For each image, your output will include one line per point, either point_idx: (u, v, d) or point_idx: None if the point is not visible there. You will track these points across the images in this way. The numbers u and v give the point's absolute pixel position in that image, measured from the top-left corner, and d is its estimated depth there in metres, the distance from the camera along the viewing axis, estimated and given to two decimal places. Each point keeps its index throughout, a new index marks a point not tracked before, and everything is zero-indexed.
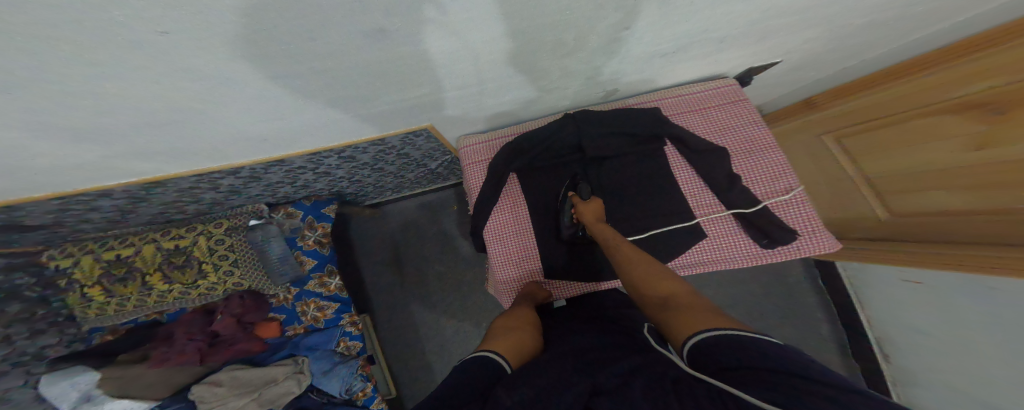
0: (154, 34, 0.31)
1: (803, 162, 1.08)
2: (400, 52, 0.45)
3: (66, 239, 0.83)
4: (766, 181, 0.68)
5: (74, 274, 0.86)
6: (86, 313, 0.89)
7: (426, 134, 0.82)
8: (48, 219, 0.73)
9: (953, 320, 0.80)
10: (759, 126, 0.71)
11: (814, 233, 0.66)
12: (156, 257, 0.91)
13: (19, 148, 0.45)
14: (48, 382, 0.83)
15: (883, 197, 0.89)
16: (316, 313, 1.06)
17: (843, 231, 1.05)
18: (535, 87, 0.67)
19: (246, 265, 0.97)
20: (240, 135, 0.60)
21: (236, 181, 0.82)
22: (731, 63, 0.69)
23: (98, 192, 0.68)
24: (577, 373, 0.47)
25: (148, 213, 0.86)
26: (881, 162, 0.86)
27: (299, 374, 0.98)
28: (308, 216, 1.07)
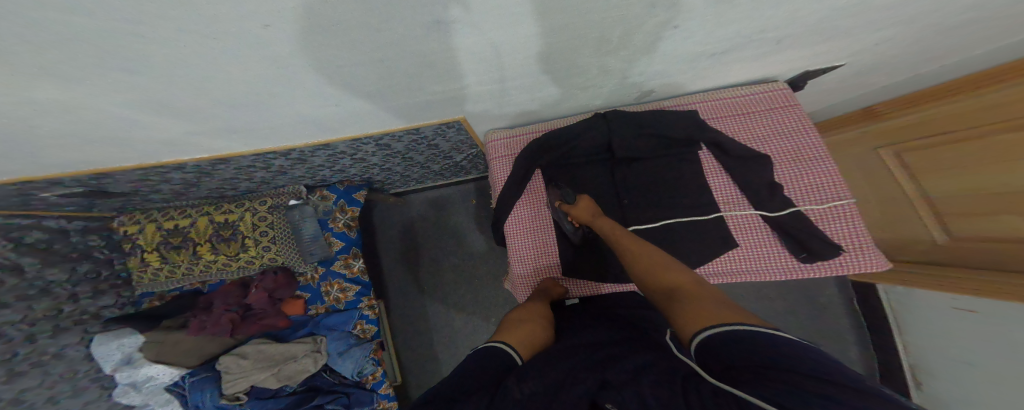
0: (257, 28, 0.38)
1: (857, 176, 1.02)
2: (445, 45, 0.48)
3: (136, 208, 1.00)
4: (808, 191, 0.65)
5: (141, 240, 1.01)
6: (142, 277, 1.03)
7: (458, 127, 0.83)
8: (128, 188, 0.87)
9: (994, 350, 0.73)
10: (810, 134, 0.68)
11: (860, 250, 0.62)
12: (207, 230, 1.02)
13: (120, 117, 0.53)
14: (100, 341, 0.96)
15: (943, 220, 0.83)
16: (339, 294, 1.09)
17: (900, 252, 0.99)
18: (564, 86, 0.67)
19: (282, 242, 1.02)
20: (294, 117, 0.65)
21: (286, 163, 0.88)
22: (786, 64, 0.67)
23: (174, 165, 0.78)
24: (588, 367, 0.47)
25: (208, 188, 0.97)
26: (943, 181, 0.80)
27: (316, 353, 1.02)
28: (341, 200, 1.10)
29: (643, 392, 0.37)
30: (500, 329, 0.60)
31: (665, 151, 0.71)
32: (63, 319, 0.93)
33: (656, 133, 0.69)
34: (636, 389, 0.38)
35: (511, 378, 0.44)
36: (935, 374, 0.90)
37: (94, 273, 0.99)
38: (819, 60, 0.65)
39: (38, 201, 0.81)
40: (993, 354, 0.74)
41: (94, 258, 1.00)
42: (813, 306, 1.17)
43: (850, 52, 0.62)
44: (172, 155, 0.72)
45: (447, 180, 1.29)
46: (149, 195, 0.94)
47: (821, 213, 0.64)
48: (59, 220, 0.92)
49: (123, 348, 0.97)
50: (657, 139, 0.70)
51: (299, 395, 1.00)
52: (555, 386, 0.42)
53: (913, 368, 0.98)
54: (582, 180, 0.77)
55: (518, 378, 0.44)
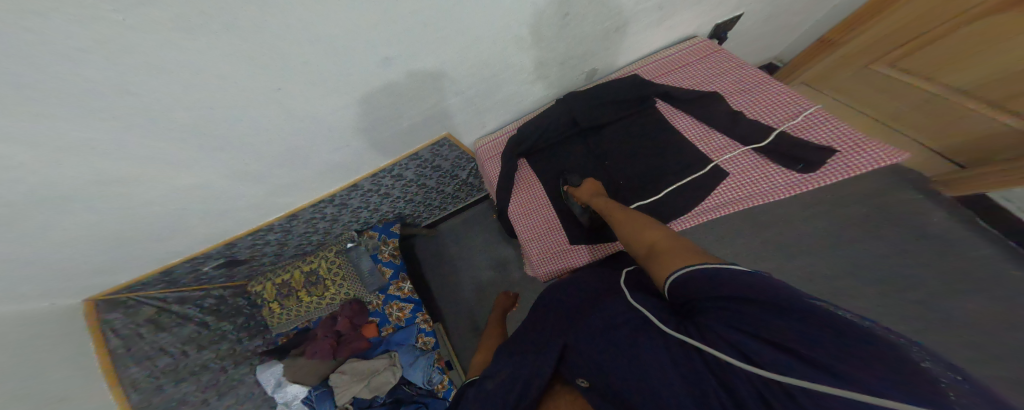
0: (272, 91, 0.49)
1: (876, 95, 0.95)
2: (414, 73, 0.57)
3: (255, 274, 1.31)
4: (772, 109, 0.62)
5: (265, 295, 1.31)
6: (276, 321, 1.32)
7: (449, 144, 0.88)
8: (248, 255, 1.15)
9: None
10: (745, 68, 0.68)
11: (857, 147, 0.54)
12: (300, 279, 1.30)
13: (210, 188, 0.68)
14: (262, 369, 1.24)
15: (1002, 105, 0.75)
16: (399, 314, 1.28)
17: (966, 154, 0.86)
18: (518, 86, 0.71)
19: (350, 278, 1.27)
20: (313, 168, 0.75)
21: (333, 210, 1.07)
22: (693, 21, 0.70)
23: (266, 227, 0.99)
24: (560, 327, 0.49)
25: (294, 246, 1.23)
26: (968, 70, 0.75)
27: (393, 366, 1.21)
28: (382, 235, 1.31)
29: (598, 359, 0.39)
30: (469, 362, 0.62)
31: (622, 112, 0.70)
32: (236, 356, 1.22)
33: (613, 100, 0.70)
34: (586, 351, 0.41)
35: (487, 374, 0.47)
36: None
37: (246, 322, 1.30)
38: (712, 18, 0.72)
39: (203, 277, 1.14)
40: None
41: (246, 312, 1.31)
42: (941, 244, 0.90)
43: None
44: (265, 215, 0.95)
45: (464, 203, 1.45)
46: (261, 260, 1.23)
47: (794, 124, 0.59)
48: (221, 289, 1.24)
49: (276, 374, 1.23)
50: (619, 104, 0.70)
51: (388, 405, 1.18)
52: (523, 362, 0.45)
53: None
54: (558, 162, 0.77)
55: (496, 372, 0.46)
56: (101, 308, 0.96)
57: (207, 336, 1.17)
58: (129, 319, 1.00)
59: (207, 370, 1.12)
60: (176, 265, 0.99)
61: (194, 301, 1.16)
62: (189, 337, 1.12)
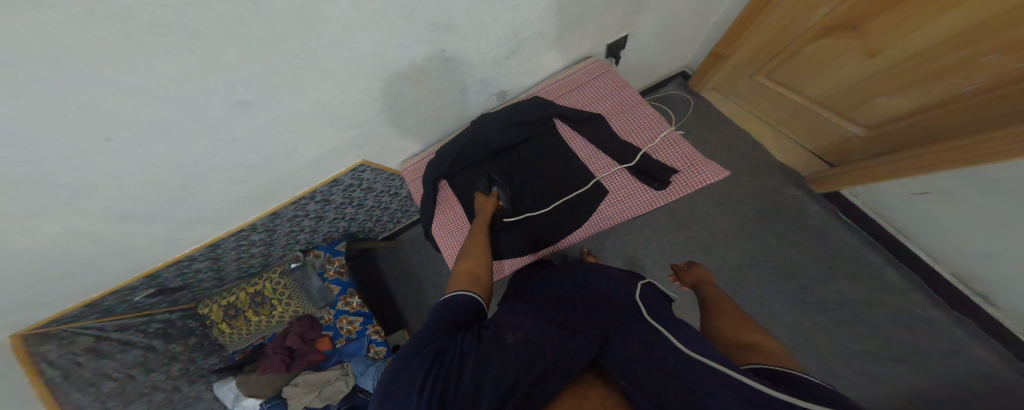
0: (101, 142, 0.45)
1: (763, 102, 1.06)
2: (278, 114, 0.57)
3: (201, 297, 1.24)
4: (638, 130, 0.68)
5: (213, 317, 1.24)
6: (228, 339, 1.27)
7: (369, 168, 0.89)
8: (182, 282, 1.08)
9: (1000, 225, 0.67)
10: (625, 88, 0.72)
11: (694, 166, 0.62)
12: (246, 300, 1.24)
13: (95, 237, 0.65)
14: (218, 385, 1.20)
15: (844, 115, 0.87)
16: (348, 326, 1.28)
17: (830, 156, 0.98)
18: (421, 108, 0.73)
19: (298, 297, 1.24)
20: (211, 202, 0.73)
21: (262, 236, 1.02)
22: (585, 44, 0.76)
23: (185, 258, 0.94)
24: (587, 320, 0.50)
25: (233, 268, 1.16)
26: (818, 84, 0.87)
27: (346, 375, 1.22)
28: (327, 254, 1.27)
29: (641, 370, 0.39)
30: None
31: (531, 132, 0.73)
32: (189, 375, 1.16)
33: (519, 122, 0.73)
34: (624, 362, 0.42)
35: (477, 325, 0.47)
36: (972, 269, 0.79)
37: (200, 342, 1.23)
38: (596, 42, 0.77)
39: (144, 304, 1.06)
40: (1003, 226, 0.67)
41: (200, 332, 1.24)
42: (821, 234, 1.01)
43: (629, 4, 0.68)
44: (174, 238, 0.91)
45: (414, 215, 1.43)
46: (200, 285, 1.16)
47: (654, 144, 0.66)
48: (166, 313, 1.17)
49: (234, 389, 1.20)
50: (525, 125, 0.73)
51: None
52: (537, 344, 0.43)
53: (958, 271, 0.84)
54: (469, 183, 0.80)
55: (498, 335, 0.44)
56: (30, 342, 0.87)
57: (155, 359, 1.10)
58: (64, 350, 0.92)
59: (159, 390, 1.06)
60: (100, 298, 0.91)
61: (140, 326, 1.09)
62: (134, 361, 1.05)
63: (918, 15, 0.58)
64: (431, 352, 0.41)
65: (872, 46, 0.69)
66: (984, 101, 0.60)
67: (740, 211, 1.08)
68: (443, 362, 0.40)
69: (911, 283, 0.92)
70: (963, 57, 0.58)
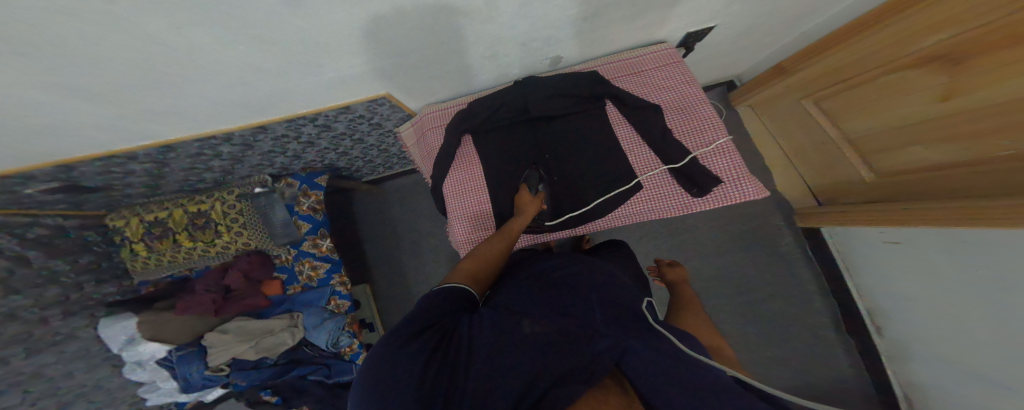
0: (105, 4, 0.35)
1: (795, 130, 1.07)
2: (323, 25, 0.47)
3: (121, 206, 1.08)
4: (695, 135, 0.73)
5: (129, 234, 1.09)
6: (137, 266, 1.12)
7: (388, 103, 0.81)
8: (104, 183, 0.92)
9: (940, 282, 0.80)
10: (692, 85, 0.75)
11: (739, 180, 0.70)
12: (183, 220, 1.09)
13: (34, 108, 0.52)
14: (107, 324, 1.06)
15: (867, 158, 0.88)
16: (310, 272, 1.16)
17: (833, 196, 1.04)
18: (469, 57, 0.66)
19: (251, 226, 1.09)
20: (203, 99, 0.63)
21: (233, 148, 0.91)
22: (664, 28, 0.71)
23: (126, 154, 0.80)
24: (605, 319, 0.45)
25: (175, 180, 1.02)
26: (862, 121, 0.85)
27: (293, 327, 1.14)
28: (303, 186, 1.14)
29: (666, 382, 0.36)
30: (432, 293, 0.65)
31: (578, 106, 0.74)
32: (74, 304, 1.02)
33: (574, 92, 0.73)
34: (647, 369, 0.37)
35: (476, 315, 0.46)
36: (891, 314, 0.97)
37: (97, 262, 1.09)
38: (683, 24, 0.70)
39: (35, 202, 0.90)
40: (941, 285, 0.80)
41: (100, 250, 1.10)
42: (776, 261, 1.19)
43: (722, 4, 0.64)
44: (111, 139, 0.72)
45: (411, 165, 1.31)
46: (128, 192, 1.01)
47: (707, 151, 0.71)
48: (57, 219, 0.98)
49: (127, 330, 1.06)
50: (573, 98, 0.74)
51: (283, 366, 1.16)
52: (548, 342, 0.40)
53: (872, 309, 1.04)
54: (503, 144, 0.80)
55: (503, 330, 0.42)
56: None
57: (24, 275, 0.91)
58: None
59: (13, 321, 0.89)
60: None
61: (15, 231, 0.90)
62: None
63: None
64: (428, 338, 0.41)
65: (951, 87, 0.65)
66: (1008, 171, 0.61)
67: (719, 229, 1.22)
68: (443, 352, 0.40)
69: (828, 312, 1.14)
70: (1022, 121, 0.56)
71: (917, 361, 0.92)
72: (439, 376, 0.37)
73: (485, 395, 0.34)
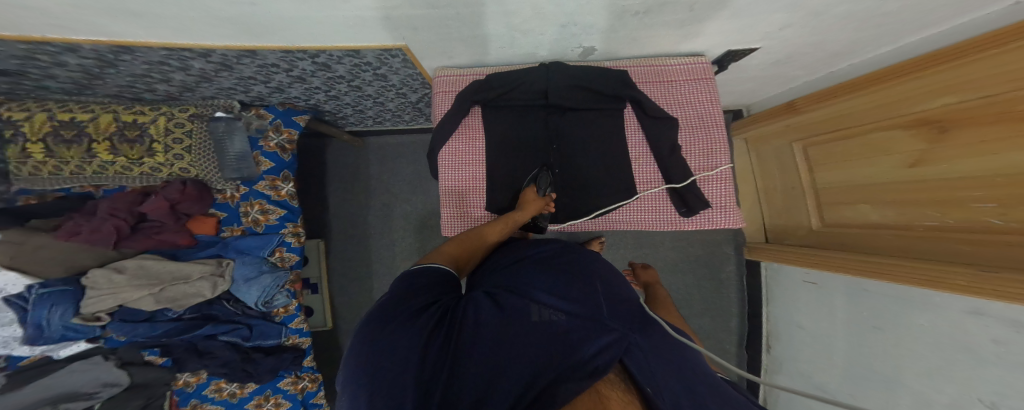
0: None
1: (774, 170, 1.20)
2: None
3: (30, 93, 0.87)
4: (702, 157, 0.83)
5: (22, 129, 0.83)
6: (16, 170, 0.84)
7: (403, 56, 0.75)
8: (13, 68, 0.75)
9: (826, 316, 0.99)
10: (712, 105, 0.83)
11: (725, 208, 0.83)
12: (109, 128, 0.90)
13: None
14: None
15: (822, 207, 1.02)
16: (258, 216, 1.04)
17: (781, 236, 1.21)
18: (505, 26, 0.65)
19: (199, 153, 0.93)
20: (199, 10, 0.55)
21: (207, 66, 0.79)
22: (706, 43, 0.76)
23: (65, 44, 0.66)
24: (611, 318, 0.48)
25: (116, 83, 0.87)
26: (831, 173, 0.97)
27: (216, 277, 0.98)
28: (277, 120, 1.02)
29: (664, 382, 0.39)
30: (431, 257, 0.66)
31: (590, 104, 0.82)
32: None
33: (592, 89, 0.80)
34: (647, 366, 0.41)
35: (480, 304, 0.52)
36: (781, 339, 1.19)
37: None
38: (734, 37, 0.71)
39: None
40: (826, 319, 0.99)
41: None
42: (715, 285, 1.38)
43: (757, 37, 0.70)
44: (29, 22, 0.57)
45: (407, 125, 1.23)
46: (44, 82, 0.83)
47: (707, 176, 0.82)
48: None
49: None
50: (589, 93, 0.81)
51: (187, 322, 0.98)
52: (553, 335, 0.44)
53: (770, 333, 1.25)
54: (517, 124, 0.84)
55: (508, 320, 0.47)
56: None
57: None
58: None
59: None
60: None
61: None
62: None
63: (984, 148, 0.60)
64: (431, 324, 0.46)
65: (923, 156, 0.72)
66: (926, 237, 0.73)
67: (678, 251, 1.36)
68: (445, 339, 0.45)
69: (738, 332, 1.37)
70: (966, 198, 0.64)
71: (782, 375, 1.16)
72: (440, 362, 0.41)
73: (487, 379, 0.38)
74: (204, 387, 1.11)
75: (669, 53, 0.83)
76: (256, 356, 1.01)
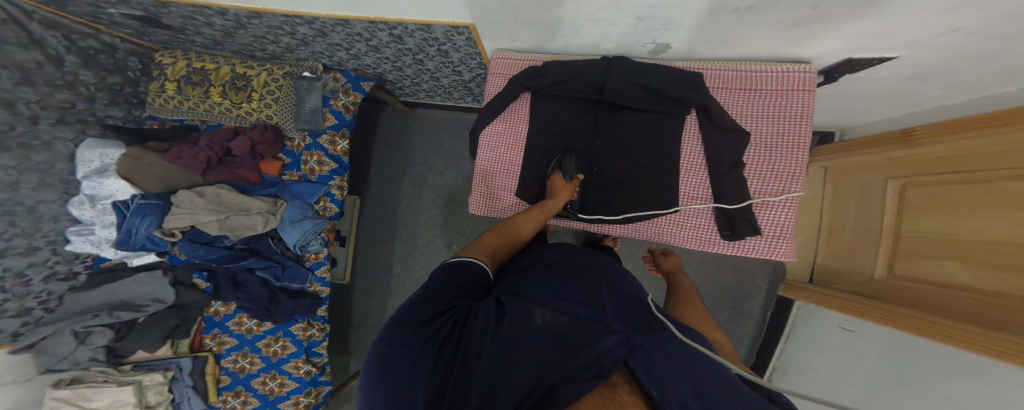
0: None
1: (849, 208, 0.99)
2: None
3: (177, 46, 1.14)
4: (768, 180, 0.74)
5: (169, 70, 1.11)
6: (154, 100, 1.13)
7: (468, 35, 0.82)
8: (178, 25, 0.99)
9: (852, 362, 0.89)
10: (802, 122, 0.72)
11: (778, 239, 0.75)
12: (225, 76, 1.08)
13: None
14: (90, 146, 1.06)
15: (895, 256, 0.83)
16: (315, 166, 1.14)
17: (831, 281, 1.02)
18: (576, 13, 0.67)
19: (285, 106, 1.08)
20: None
21: (308, 32, 0.91)
22: (813, 47, 0.66)
23: (219, 9, 0.85)
24: (616, 319, 0.46)
25: (241, 43, 1.06)
26: (925, 221, 0.76)
27: (270, 214, 1.08)
28: (347, 84, 1.11)
29: (676, 385, 0.37)
30: (467, 247, 0.65)
31: (651, 105, 0.79)
32: (74, 115, 1.07)
33: (659, 91, 0.76)
34: (655, 369, 0.39)
35: (492, 307, 0.48)
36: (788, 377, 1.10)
37: (123, 87, 1.16)
38: (863, 44, 0.60)
39: (106, 16, 1.00)
40: (851, 365, 0.89)
41: (136, 75, 1.18)
42: (732, 315, 1.24)
43: (900, 44, 0.58)
44: None
45: (454, 102, 1.28)
46: (191, 37, 1.05)
47: (766, 201, 0.74)
48: (115, 39, 1.11)
49: (104, 159, 1.07)
50: (651, 93, 0.78)
51: (238, 252, 1.09)
52: (558, 336, 0.43)
53: (776, 369, 1.17)
54: (563, 114, 0.86)
55: (512, 319, 0.45)
56: None
57: (50, 75, 1.00)
58: None
59: None
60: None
61: (69, 33, 1.02)
62: (17, 62, 0.94)
63: None
64: (444, 330, 0.45)
65: None
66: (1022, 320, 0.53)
67: (703, 274, 1.24)
68: (455, 350, 0.42)
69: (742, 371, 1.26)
70: None
71: None
72: (453, 365, 0.41)
73: (500, 378, 0.38)
74: (229, 319, 1.15)
75: (756, 58, 0.76)
76: (281, 297, 1.07)
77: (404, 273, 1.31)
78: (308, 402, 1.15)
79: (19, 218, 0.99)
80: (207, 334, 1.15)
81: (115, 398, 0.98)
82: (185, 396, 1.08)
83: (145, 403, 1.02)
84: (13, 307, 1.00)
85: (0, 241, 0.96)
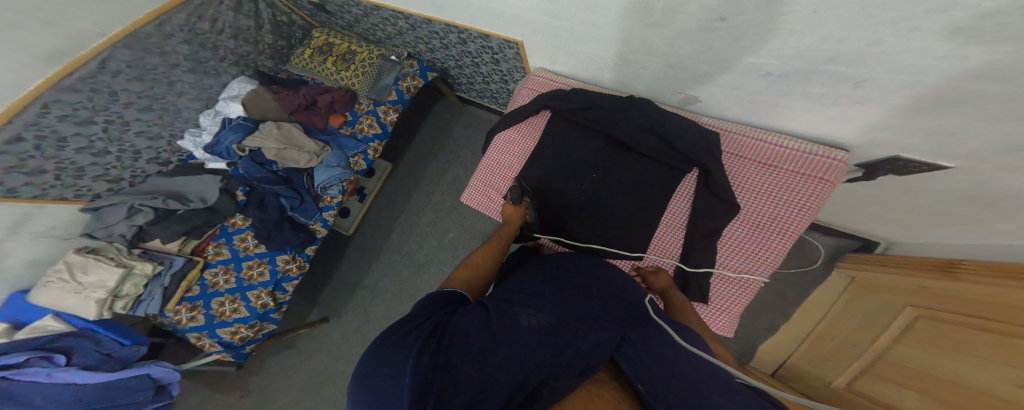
0: None
1: (850, 319, 0.84)
2: None
3: (325, 24, 1.52)
4: (734, 256, 0.73)
5: (313, 41, 1.47)
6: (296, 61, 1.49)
7: (515, 50, 0.93)
8: (333, 10, 1.34)
9: None
10: (802, 211, 0.68)
11: (720, 312, 0.74)
12: (339, 50, 1.39)
13: None
14: (241, 81, 1.41)
15: (870, 378, 0.71)
16: (364, 127, 1.30)
17: (792, 379, 0.93)
18: (608, 49, 0.74)
19: (366, 77, 1.31)
20: None
21: (403, 24, 1.13)
22: (854, 128, 0.62)
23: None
24: (604, 316, 0.44)
25: (361, 27, 1.35)
26: (917, 354, 0.63)
27: (315, 156, 1.23)
28: (417, 71, 1.31)
29: (670, 383, 0.34)
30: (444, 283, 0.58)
31: (660, 154, 0.77)
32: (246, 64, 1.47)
33: (668, 141, 0.75)
34: (643, 365, 0.37)
35: (480, 310, 0.42)
36: None
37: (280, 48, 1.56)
38: (920, 138, 0.55)
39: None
40: None
41: (293, 42, 1.59)
42: None
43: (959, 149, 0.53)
44: None
45: (499, 108, 1.41)
46: (335, 18, 1.40)
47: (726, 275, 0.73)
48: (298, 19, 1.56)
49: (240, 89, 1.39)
50: (662, 141, 0.77)
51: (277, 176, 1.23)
52: (548, 334, 0.38)
53: None
54: (572, 139, 0.86)
55: (502, 321, 0.40)
56: None
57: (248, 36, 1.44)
58: None
59: None
60: None
61: (277, 12, 1.49)
62: (238, 26, 1.40)
63: None
64: (426, 336, 0.36)
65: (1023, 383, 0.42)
66: None
67: None
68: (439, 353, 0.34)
69: None
70: None
71: None
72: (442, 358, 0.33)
73: (490, 386, 0.31)
74: (237, 233, 1.23)
75: (789, 133, 0.74)
76: (285, 226, 1.18)
77: (398, 245, 1.38)
78: (245, 335, 1.18)
79: (167, 115, 1.29)
80: (213, 242, 1.22)
81: (101, 277, 1.02)
82: (150, 297, 1.08)
83: (117, 291, 1.04)
84: (115, 174, 1.21)
85: (145, 125, 1.23)
